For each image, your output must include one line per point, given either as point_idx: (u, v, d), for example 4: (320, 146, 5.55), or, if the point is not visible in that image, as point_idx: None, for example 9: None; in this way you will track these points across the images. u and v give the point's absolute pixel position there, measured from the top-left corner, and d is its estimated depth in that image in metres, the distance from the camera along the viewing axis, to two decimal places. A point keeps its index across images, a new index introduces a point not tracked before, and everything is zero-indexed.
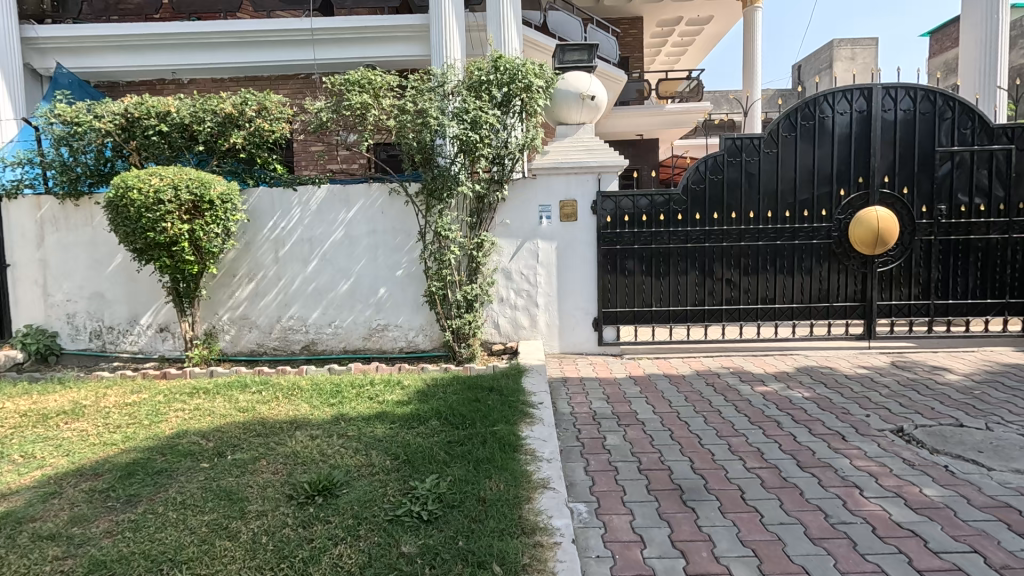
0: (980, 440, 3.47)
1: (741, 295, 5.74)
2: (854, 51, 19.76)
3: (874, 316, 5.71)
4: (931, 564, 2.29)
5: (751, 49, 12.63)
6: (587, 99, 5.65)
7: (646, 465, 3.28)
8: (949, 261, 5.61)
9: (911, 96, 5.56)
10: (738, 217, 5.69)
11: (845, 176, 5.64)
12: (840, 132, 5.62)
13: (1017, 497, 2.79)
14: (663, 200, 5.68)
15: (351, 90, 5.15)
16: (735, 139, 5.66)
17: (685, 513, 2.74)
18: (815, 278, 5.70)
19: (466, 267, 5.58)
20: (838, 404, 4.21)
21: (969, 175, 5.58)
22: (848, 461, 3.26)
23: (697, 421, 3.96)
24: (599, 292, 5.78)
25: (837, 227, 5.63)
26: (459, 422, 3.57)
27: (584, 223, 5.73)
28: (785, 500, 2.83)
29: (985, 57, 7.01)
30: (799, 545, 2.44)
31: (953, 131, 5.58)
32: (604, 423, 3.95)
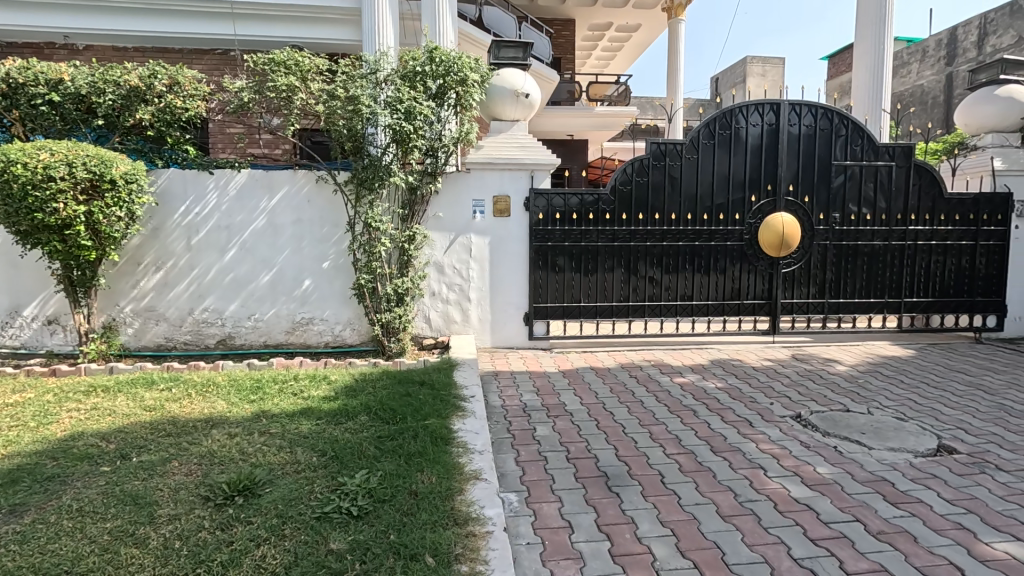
0: (863, 423, 3.91)
1: (662, 292, 6.07)
2: (765, 68, 21.34)
3: (778, 313, 6.24)
4: (823, 534, 2.56)
5: (675, 60, 13.32)
6: (521, 96, 5.71)
7: (574, 454, 3.40)
8: (841, 264, 6.24)
9: (813, 113, 6.11)
10: (661, 218, 6.00)
11: (756, 184, 6.10)
12: (752, 143, 6.08)
13: (892, 472, 3.18)
14: (593, 199, 5.87)
15: (275, 71, 4.90)
16: (660, 144, 5.96)
17: (610, 498, 2.87)
18: (728, 277, 6.14)
19: (397, 260, 5.47)
20: (746, 394, 4.57)
21: (858, 187, 6.21)
22: (754, 445, 3.55)
23: (621, 411, 4.15)
24: (530, 288, 5.89)
25: (748, 231, 6.09)
26: (390, 417, 3.52)
27: (517, 218, 5.81)
28: (700, 482, 3.04)
29: (873, 82, 7.84)
30: (711, 523, 2.64)
31: (846, 146, 6.18)
32: (534, 415, 4.04)
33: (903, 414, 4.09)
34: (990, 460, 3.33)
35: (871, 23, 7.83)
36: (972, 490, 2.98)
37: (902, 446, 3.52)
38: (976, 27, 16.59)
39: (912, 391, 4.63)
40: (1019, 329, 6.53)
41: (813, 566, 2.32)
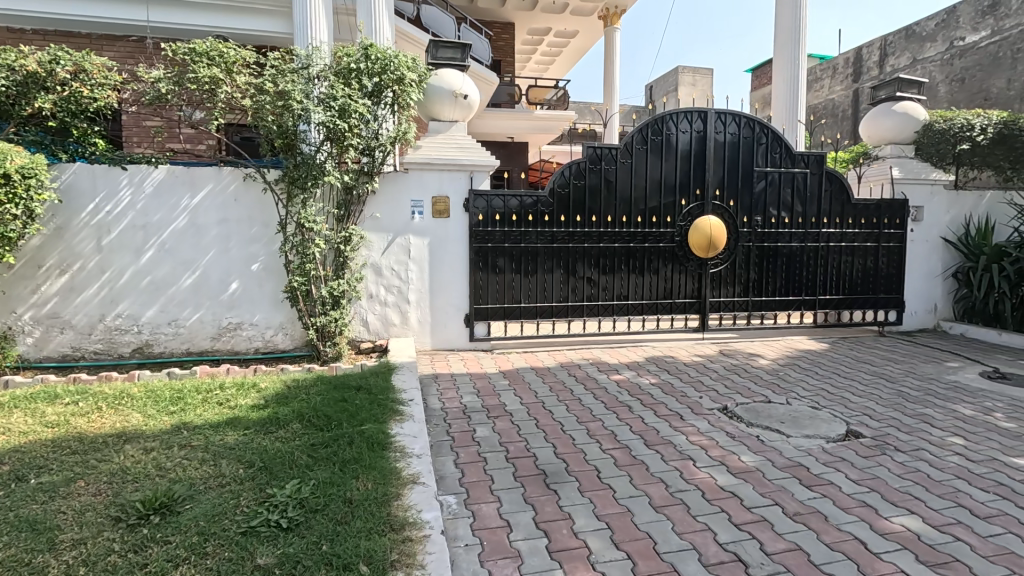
0: (782, 412, 4.19)
1: (600, 292, 6.23)
2: (695, 78, 22.46)
3: (707, 311, 6.56)
4: (745, 518, 2.71)
5: (611, 67, 13.72)
6: (459, 97, 5.69)
7: (513, 453, 3.43)
8: (763, 264, 6.65)
9: (737, 122, 6.48)
10: (598, 220, 6.16)
11: (686, 188, 6.40)
12: (682, 148, 6.37)
13: (807, 457, 3.42)
14: (532, 201, 5.95)
15: (197, 61, 4.63)
16: (596, 148, 6.12)
17: (548, 495, 2.91)
18: (661, 277, 6.40)
19: (333, 261, 5.30)
20: (678, 389, 4.78)
21: (778, 192, 6.65)
22: (685, 437, 3.72)
23: (559, 409, 4.23)
24: (471, 290, 5.88)
25: (679, 233, 6.37)
26: (324, 424, 3.40)
27: (456, 219, 5.79)
28: (634, 475, 3.15)
29: (790, 95, 8.40)
30: (645, 514, 2.73)
31: (766, 154, 6.60)
32: (474, 416, 4.04)
33: (817, 403, 4.42)
34: (890, 443, 3.66)
35: (787, 40, 8.42)
36: (875, 470, 3.26)
37: (816, 433, 3.80)
38: (878, 48, 18.27)
39: (825, 382, 5.01)
40: (915, 322, 7.22)
41: (736, 550, 2.45)
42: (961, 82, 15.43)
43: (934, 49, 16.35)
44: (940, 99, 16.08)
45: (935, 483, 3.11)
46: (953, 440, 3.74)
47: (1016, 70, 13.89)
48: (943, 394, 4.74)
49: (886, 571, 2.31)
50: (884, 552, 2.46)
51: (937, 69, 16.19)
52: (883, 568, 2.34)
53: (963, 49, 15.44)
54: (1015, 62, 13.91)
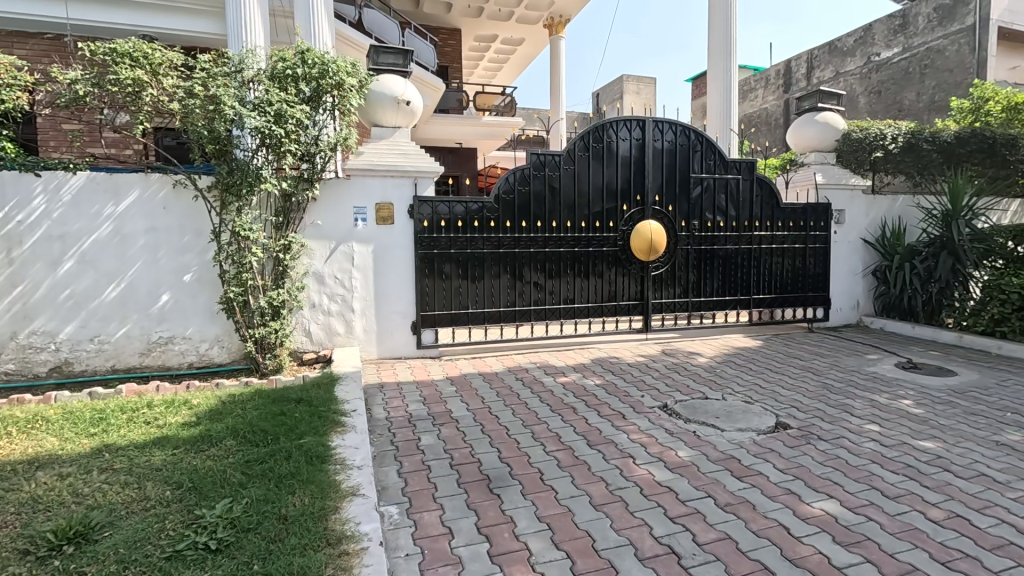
0: (717, 408, 4.39)
1: (547, 296, 6.33)
2: (639, 86, 23.22)
3: (650, 312, 6.78)
4: (680, 511, 2.83)
5: (557, 75, 13.98)
6: (402, 103, 5.65)
7: (458, 460, 3.43)
8: (701, 266, 6.94)
9: (674, 130, 6.75)
10: (543, 225, 6.26)
11: (627, 194, 6.60)
12: (623, 155, 6.57)
13: (739, 449, 3.60)
14: (477, 207, 5.97)
15: (118, 62, 4.38)
16: (540, 155, 6.24)
17: (491, 499, 2.93)
18: (605, 280, 6.56)
19: (272, 270, 5.12)
20: (622, 388, 4.92)
21: (713, 197, 6.96)
22: (626, 435, 3.83)
23: (506, 414, 4.26)
24: (417, 296, 5.83)
25: (621, 237, 6.56)
26: (260, 439, 3.29)
27: (401, 226, 5.74)
28: (575, 475, 3.22)
29: (724, 105, 8.83)
30: (585, 513, 2.80)
31: (702, 161, 6.90)
32: (419, 424, 4.01)
33: (750, 397, 4.65)
34: (814, 432, 3.90)
35: (720, 53, 8.84)
36: (800, 458, 3.48)
37: (748, 426, 4.01)
38: (804, 61, 19.47)
39: (758, 377, 5.28)
40: (841, 318, 7.71)
41: (671, 542, 2.55)
42: (878, 95, 16.71)
43: (853, 63, 17.59)
44: (861, 109, 17.34)
45: (852, 468, 3.34)
46: (870, 427, 4.03)
47: (924, 84, 15.40)
48: (862, 384, 5.09)
49: (805, 553, 2.46)
50: (804, 535, 2.61)
51: (857, 81, 17.44)
52: (803, 551, 2.49)
53: (878, 64, 16.71)
54: (925, 75, 15.31)
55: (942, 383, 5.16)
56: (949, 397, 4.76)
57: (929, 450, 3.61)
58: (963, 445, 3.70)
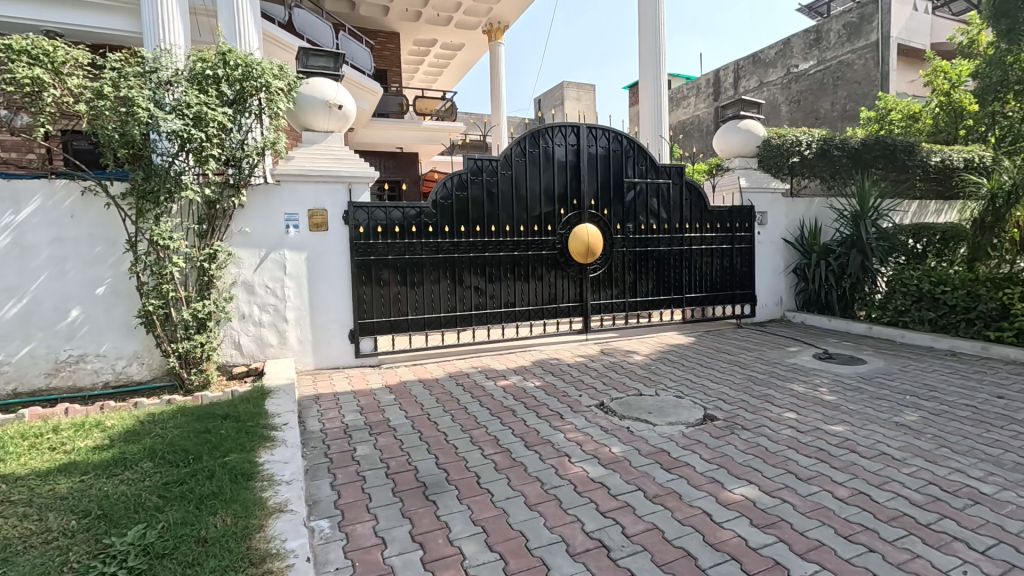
0: (650, 403, 4.56)
1: (487, 300, 6.36)
2: (579, 93, 23.77)
3: (589, 314, 6.94)
4: (610, 505, 2.92)
5: (497, 81, 14.11)
6: (334, 107, 5.53)
7: (394, 469, 3.38)
8: (636, 267, 7.19)
9: (607, 136, 6.96)
10: (482, 230, 6.30)
11: (564, 198, 6.74)
12: (558, 161, 6.71)
13: (668, 442, 3.76)
14: (415, 212, 5.92)
15: (14, 59, 4.03)
16: (477, 160, 6.28)
17: (426, 506, 2.91)
18: (545, 283, 6.67)
19: (196, 281, 4.87)
20: (561, 389, 5.01)
21: (646, 201, 7.22)
22: (563, 435, 3.91)
23: (444, 419, 4.25)
24: (354, 304, 5.71)
25: (559, 240, 6.69)
26: (180, 459, 3.12)
27: (336, 232, 5.61)
28: (512, 477, 3.26)
29: (654, 112, 9.20)
30: (519, 513, 2.84)
31: (634, 166, 7.15)
32: (355, 435, 3.92)
33: (681, 392, 4.87)
34: (738, 423, 4.13)
35: (650, 63, 9.20)
36: (724, 448, 3.67)
37: (678, 419, 4.19)
38: (731, 71, 20.58)
39: (689, 372, 5.52)
40: (766, 313, 8.18)
41: (601, 536, 2.62)
42: (797, 104, 17.90)
43: (775, 74, 18.75)
44: (782, 117, 18.50)
45: (771, 455, 3.56)
46: (788, 415, 4.31)
47: (837, 94, 16.62)
48: (783, 375, 5.43)
49: (725, 537, 2.60)
50: (725, 520, 2.76)
51: (778, 91, 18.59)
52: (723, 535, 2.62)
53: (797, 76, 17.89)
54: (838, 86, 16.54)
55: (853, 371, 5.58)
56: (858, 383, 5.15)
57: (839, 434, 3.90)
58: (868, 427, 4.03)
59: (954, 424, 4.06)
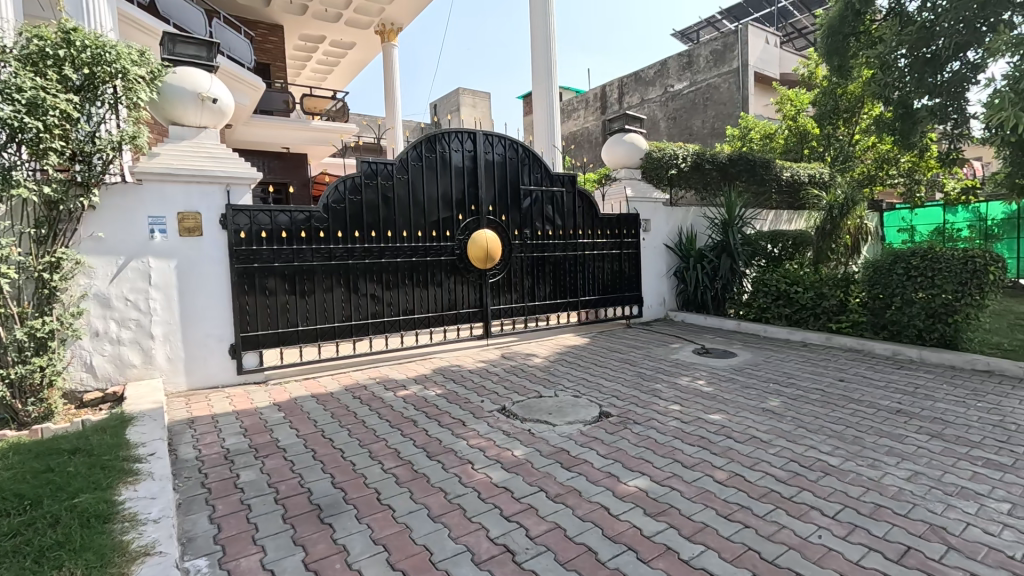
0: (550, 404, 4.68)
1: (385, 308, 6.15)
2: (474, 100, 24.00)
3: (489, 318, 6.99)
4: (514, 509, 2.94)
5: (391, 83, 13.79)
6: (206, 101, 5.01)
7: (284, 493, 3.12)
8: (534, 272, 7.37)
9: (503, 143, 7.07)
10: (378, 235, 6.10)
11: (462, 204, 6.73)
12: (456, 166, 6.70)
13: (568, 441, 3.88)
14: (304, 217, 5.60)
15: None
16: (371, 163, 6.08)
17: (322, 530, 2.73)
18: (444, 289, 6.60)
19: (33, 294, 4.15)
20: (462, 395, 4.98)
21: (542, 208, 7.44)
22: (466, 441, 3.89)
23: (340, 435, 4.02)
24: (235, 315, 5.23)
25: (459, 245, 6.65)
26: (11, 507, 2.61)
27: (212, 238, 5.10)
28: (414, 489, 3.16)
29: (549, 122, 9.53)
30: (422, 527, 2.75)
31: (530, 173, 7.33)
32: (238, 460, 3.58)
33: (578, 391, 5.06)
34: (630, 418, 4.38)
35: (542, 75, 9.52)
36: (619, 443, 3.86)
37: (576, 418, 4.35)
38: (616, 88, 21.98)
39: (585, 372, 5.77)
40: (651, 313, 8.78)
41: (506, 541, 2.63)
42: (674, 121, 19.56)
43: (654, 92, 20.33)
44: (661, 132, 20.11)
45: (660, 445, 3.82)
46: (673, 407, 4.66)
47: (706, 113, 18.42)
48: (668, 370, 5.86)
49: (622, 529, 2.73)
50: (622, 513, 2.89)
51: (658, 108, 20.18)
52: (620, 527, 2.75)
53: (673, 94, 19.54)
54: (707, 106, 18.35)
55: (726, 364, 6.18)
56: (731, 375, 5.72)
57: (717, 422, 4.28)
58: (740, 414, 4.47)
59: (808, 406, 4.64)
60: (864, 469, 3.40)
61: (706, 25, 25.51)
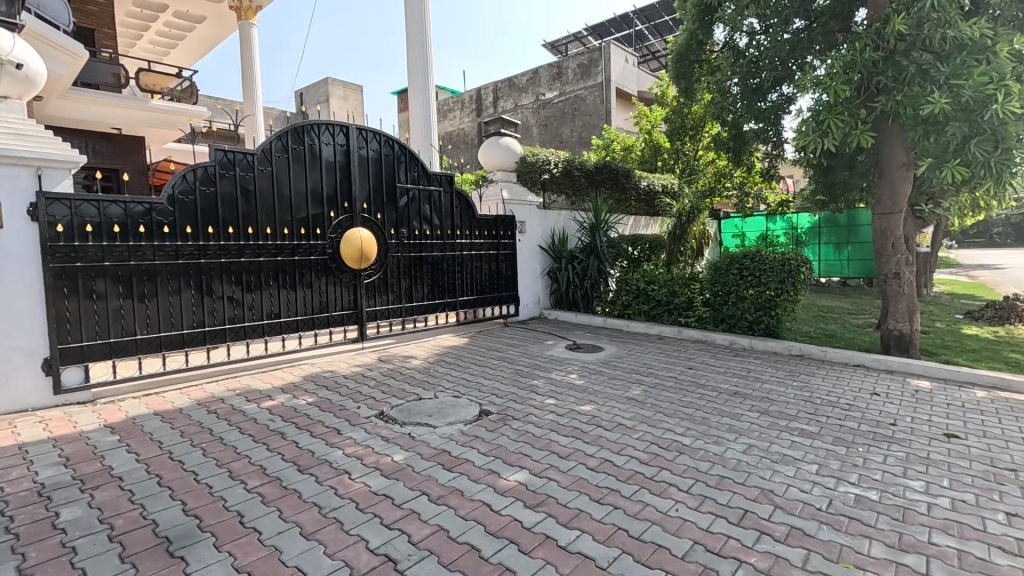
0: (430, 406, 4.63)
1: (245, 312, 5.60)
2: (346, 92, 22.90)
3: (364, 321, 6.70)
4: (395, 516, 2.85)
5: (249, 65, 12.60)
6: (7, 66, 4.14)
7: (121, 528, 2.69)
8: (412, 272, 7.23)
9: (378, 139, 6.82)
10: (236, 232, 5.54)
11: (333, 200, 6.37)
12: (326, 161, 6.31)
13: (449, 442, 3.87)
14: (143, 210, 4.90)
15: None
16: (227, 152, 5.50)
17: (172, 565, 2.40)
18: (315, 291, 6.19)
19: None
20: (336, 403, 4.71)
21: (419, 207, 7.32)
22: (340, 451, 3.68)
23: (193, 456, 3.57)
24: (51, 324, 4.39)
25: (330, 245, 6.29)
26: None
27: (17, 231, 4.22)
28: (283, 508, 2.92)
29: (424, 121, 9.44)
30: (294, 547, 2.55)
31: (406, 172, 7.17)
32: (58, 495, 3.01)
33: (458, 391, 5.07)
34: (509, 414, 4.49)
35: (418, 72, 9.36)
36: (499, 440, 3.94)
37: (457, 418, 4.35)
38: (490, 91, 22.40)
39: (465, 372, 5.80)
40: (527, 312, 9.09)
41: (387, 550, 2.54)
42: (545, 128, 20.47)
43: (526, 99, 21.08)
44: (534, 138, 20.92)
45: (538, 439, 3.98)
46: (549, 401, 4.88)
47: (575, 123, 19.56)
48: (544, 366, 6.13)
49: (503, 523, 2.79)
50: (503, 508, 2.96)
51: (530, 114, 20.97)
52: (502, 522, 2.81)
53: (544, 103, 20.44)
54: (575, 116, 19.49)
55: (595, 358, 6.62)
56: (600, 368, 6.14)
57: (588, 413, 4.57)
58: (608, 403, 4.83)
59: (665, 393, 5.16)
60: (710, 446, 3.87)
61: (574, 39, 27.11)
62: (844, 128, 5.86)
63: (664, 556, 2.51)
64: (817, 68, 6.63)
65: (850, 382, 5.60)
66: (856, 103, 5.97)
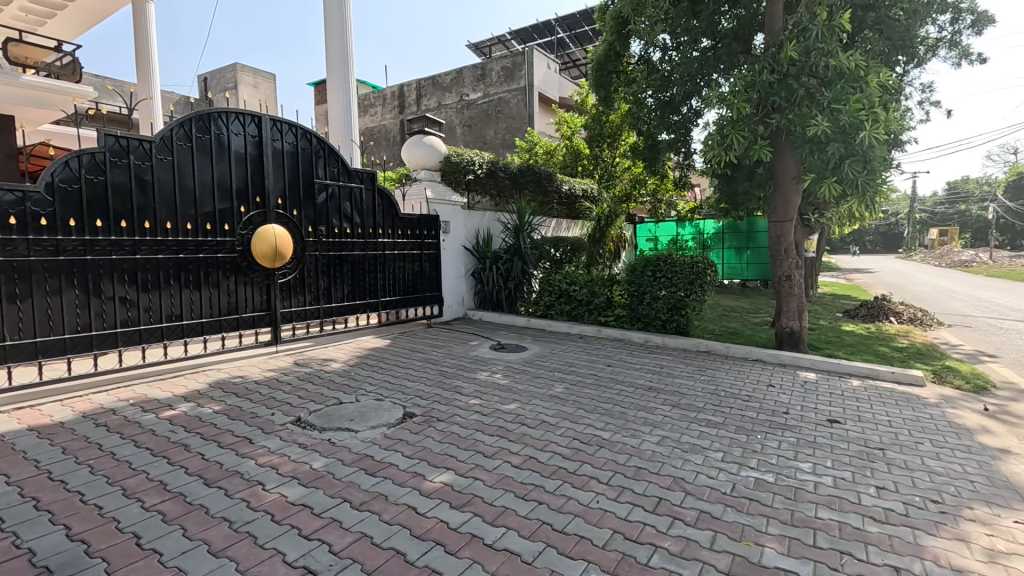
0: (351, 410, 4.47)
1: (140, 314, 5.11)
2: (256, 79, 21.53)
3: (278, 323, 6.34)
4: (315, 526, 2.73)
5: (144, 44, 11.48)
6: None
7: None
8: (331, 272, 6.94)
9: (294, 132, 6.48)
10: (130, 226, 5.04)
11: (244, 194, 5.97)
12: (236, 152, 5.91)
13: (372, 446, 3.76)
14: (14, 199, 4.33)
15: None
16: (119, 138, 5.00)
17: None
18: (222, 291, 5.77)
19: None
20: (247, 410, 4.42)
21: (339, 204, 7.04)
22: (253, 461, 3.46)
23: (79, 474, 3.21)
24: None
25: (240, 241, 5.89)
26: None
27: None
28: (188, 525, 2.70)
29: (345, 115, 9.12)
30: (201, 567, 2.37)
31: (325, 167, 6.87)
32: None
33: (380, 394, 4.94)
34: (434, 416, 4.44)
35: (338, 65, 9.03)
36: (423, 442, 3.89)
37: (379, 422, 4.24)
38: (412, 89, 22.01)
39: (387, 374, 5.66)
40: (451, 312, 9.06)
41: (306, 562, 2.43)
42: (469, 128, 20.46)
43: (450, 98, 20.95)
44: (458, 138, 20.84)
45: (463, 439, 3.97)
46: (473, 401, 4.89)
47: (498, 125, 19.73)
48: (468, 366, 6.12)
49: (430, 526, 2.76)
50: (429, 510, 2.92)
51: (454, 114, 20.85)
52: (428, 524, 2.78)
53: (468, 103, 20.42)
54: (499, 118, 19.66)
55: (519, 357, 6.72)
56: (523, 367, 6.24)
57: (512, 412, 4.63)
58: (531, 401, 4.92)
59: (585, 390, 5.34)
60: (628, 439, 4.07)
61: (497, 42, 27.27)
62: (745, 142, 6.38)
63: (586, 547, 2.60)
64: (722, 84, 7.17)
65: (750, 375, 6.11)
66: (754, 120, 6.49)
